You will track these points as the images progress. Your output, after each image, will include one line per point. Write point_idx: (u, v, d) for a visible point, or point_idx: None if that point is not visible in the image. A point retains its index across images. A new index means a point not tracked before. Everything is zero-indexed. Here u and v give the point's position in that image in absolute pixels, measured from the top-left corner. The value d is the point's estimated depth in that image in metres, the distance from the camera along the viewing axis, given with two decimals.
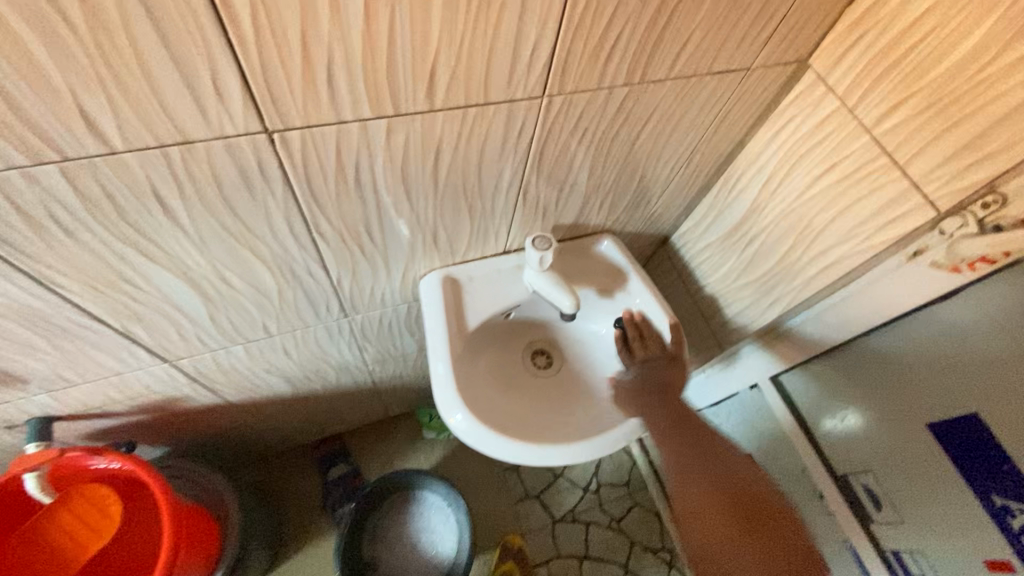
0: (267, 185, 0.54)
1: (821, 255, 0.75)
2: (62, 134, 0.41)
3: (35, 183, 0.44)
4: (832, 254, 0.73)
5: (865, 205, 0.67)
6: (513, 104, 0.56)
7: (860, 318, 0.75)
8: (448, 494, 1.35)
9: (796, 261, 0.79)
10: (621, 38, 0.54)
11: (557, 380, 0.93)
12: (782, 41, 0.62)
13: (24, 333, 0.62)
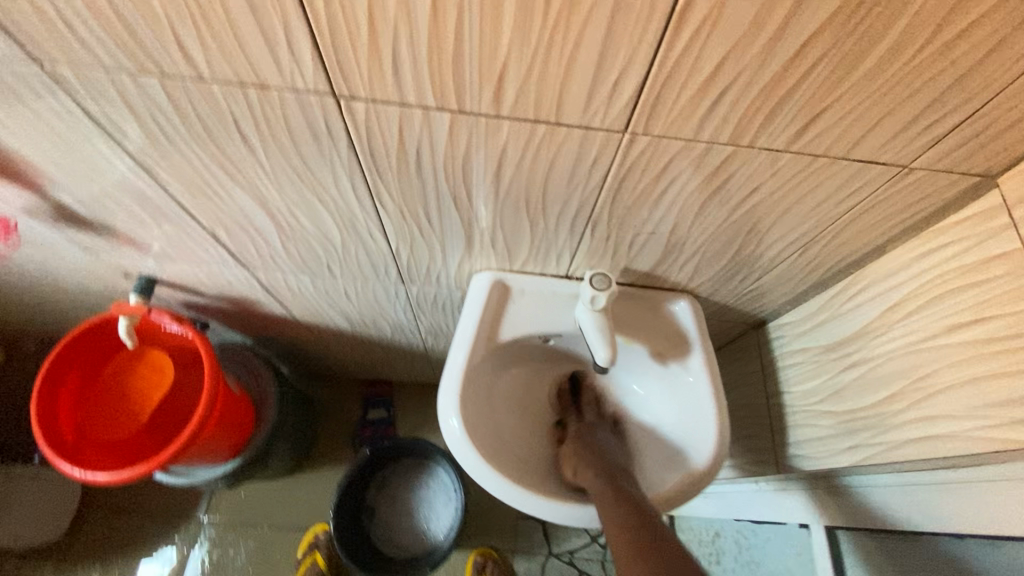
0: (333, 145, 0.56)
1: (926, 418, 0.58)
2: (161, 53, 0.46)
3: (142, 89, 0.50)
4: (940, 423, 0.57)
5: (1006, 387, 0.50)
6: (588, 132, 0.50)
7: (953, 516, 0.59)
8: (456, 480, 1.36)
9: (894, 411, 0.63)
10: (731, 93, 0.45)
11: (578, 424, 0.87)
12: (964, 142, 0.48)
13: (137, 208, 0.74)
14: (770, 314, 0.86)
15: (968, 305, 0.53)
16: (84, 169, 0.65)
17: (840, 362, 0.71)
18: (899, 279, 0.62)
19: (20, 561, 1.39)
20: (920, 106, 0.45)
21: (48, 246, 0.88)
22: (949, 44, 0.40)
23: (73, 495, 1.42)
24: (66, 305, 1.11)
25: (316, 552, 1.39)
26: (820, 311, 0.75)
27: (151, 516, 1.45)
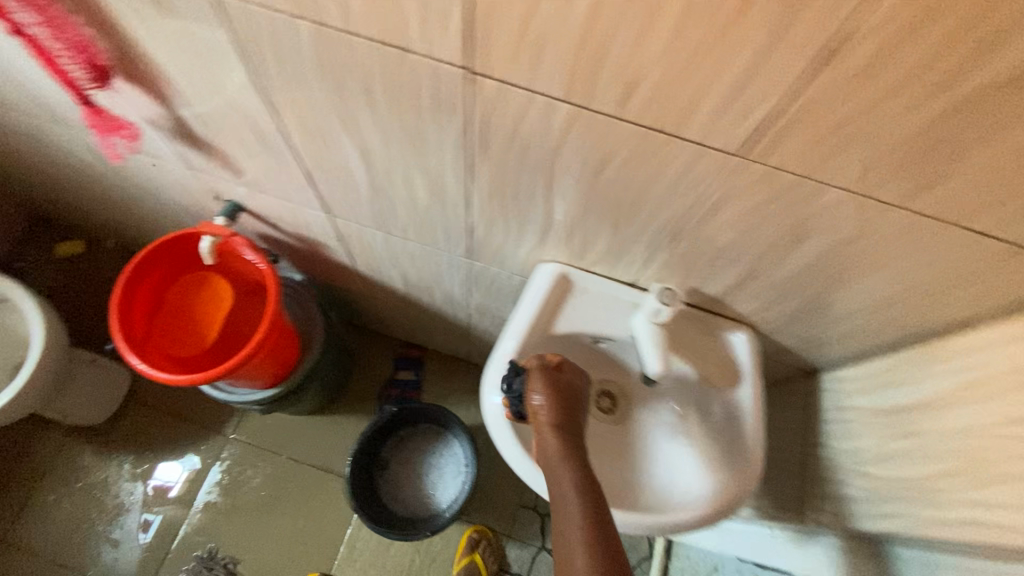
0: (448, 116, 0.59)
1: (974, 502, 0.58)
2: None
3: (293, 30, 0.54)
4: (988, 512, 0.56)
5: None
6: (701, 149, 0.51)
7: None
8: (470, 457, 1.40)
9: (941, 493, 0.62)
10: (857, 138, 0.45)
11: (610, 429, 0.88)
12: None
13: (247, 137, 0.79)
14: (827, 365, 0.85)
15: None
16: (213, 92, 0.70)
17: (888, 429, 0.71)
18: (975, 357, 0.61)
19: (66, 436, 1.51)
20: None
21: (156, 156, 0.94)
22: None
23: (121, 387, 1.53)
24: (151, 212, 1.19)
25: (314, 574, 1.40)
26: (879, 375, 0.75)
27: (184, 422, 1.55)
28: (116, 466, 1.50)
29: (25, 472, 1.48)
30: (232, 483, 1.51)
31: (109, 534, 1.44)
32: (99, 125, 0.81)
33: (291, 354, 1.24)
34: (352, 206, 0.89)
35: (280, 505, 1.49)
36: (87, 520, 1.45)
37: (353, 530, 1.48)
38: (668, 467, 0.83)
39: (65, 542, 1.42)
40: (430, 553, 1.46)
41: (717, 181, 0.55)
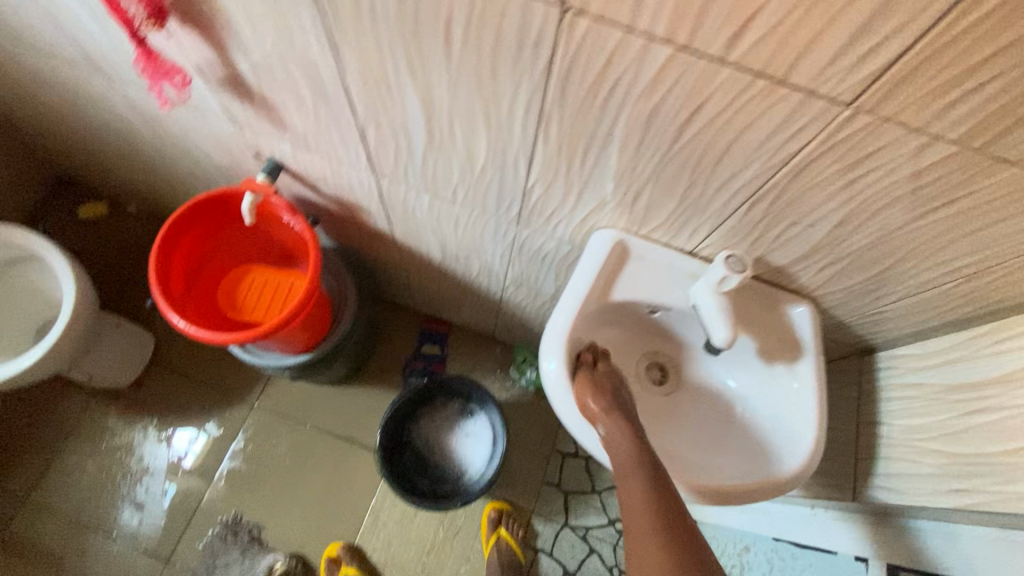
0: (534, 60, 0.56)
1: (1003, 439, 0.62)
2: None
3: None
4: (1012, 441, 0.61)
5: None
6: (808, 99, 0.48)
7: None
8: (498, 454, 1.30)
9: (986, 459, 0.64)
10: (982, 90, 0.43)
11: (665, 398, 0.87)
12: None
13: (303, 90, 0.78)
14: (901, 338, 0.80)
15: None
16: (274, 39, 0.69)
17: (963, 404, 0.68)
18: None
19: (89, 398, 1.51)
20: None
21: (198, 108, 0.93)
22: None
23: (147, 351, 1.55)
24: (189, 164, 1.20)
25: (343, 566, 1.38)
26: (955, 349, 0.72)
27: (212, 388, 1.56)
28: (142, 430, 1.50)
29: (47, 433, 1.47)
30: (256, 451, 1.51)
31: (135, 498, 1.44)
32: (150, 70, 0.76)
33: (324, 320, 1.25)
34: (391, 158, 0.86)
35: (303, 474, 1.49)
36: (113, 484, 1.45)
37: (378, 501, 1.48)
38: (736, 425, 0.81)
39: (91, 504, 1.43)
40: (454, 526, 1.47)
41: (793, 140, 0.53)
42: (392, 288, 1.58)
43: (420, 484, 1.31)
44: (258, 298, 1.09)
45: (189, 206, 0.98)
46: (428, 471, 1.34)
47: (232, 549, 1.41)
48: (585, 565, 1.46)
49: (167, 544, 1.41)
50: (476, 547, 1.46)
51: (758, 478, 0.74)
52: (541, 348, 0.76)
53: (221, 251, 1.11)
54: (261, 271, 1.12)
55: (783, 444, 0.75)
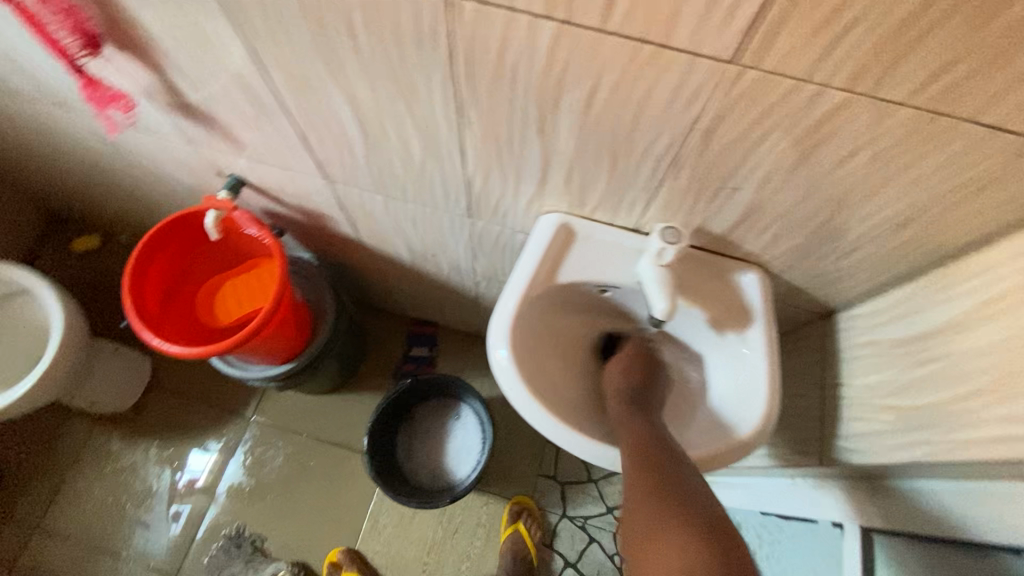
0: (436, 48, 0.57)
1: (949, 386, 0.61)
2: None
3: None
4: (955, 388, 0.60)
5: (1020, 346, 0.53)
6: (694, 59, 0.49)
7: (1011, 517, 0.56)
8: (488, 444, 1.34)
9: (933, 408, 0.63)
10: (856, 32, 0.42)
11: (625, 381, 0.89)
12: None
13: (243, 104, 0.80)
14: (856, 297, 0.79)
15: (1005, 281, 0.57)
16: (205, 57, 0.72)
17: (913, 356, 0.67)
18: (1006, 268, 0.57)
19: (93, 423, 1.56)
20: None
21: (155, 132, 0.96)
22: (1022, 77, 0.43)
23: (144, 375, 1.59)
24: (162, 188, 1.24)
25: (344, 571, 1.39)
26: (905, 302, 0.71)
27: (211, 405, 1.60)
28: (144, 451, 1.54)
29: (54, 459, 1.52)
30: (255, 464, 1.54)
31: (140, 517, 1.48)
32: (94, 96, 0.79)
33: (303, 328, 1.28)
34: (336, 161, 0.88)
35: (302, 483, 1.52)
36: (118, 505, 1.49)
37: (376, 503, 1.50)
38: (699, 400, 0.81)
39: (98, 527, 1.46)
40: (452, 524, 1.48)
41: (691, 103, 0.54)
42: (375, 294, 1.60)
43: (418, 479, 1.37)
44: (235, 309, 1.12)
45: (158, 227, 1.01)
46: (425, 468, 1.39)
47: (235, 561, 1.43)
48: (585, 555, 1.46)
49: (174, 561, 1.45)
50: (476, 543, 1.46)
51: (714, 447, 0.73)
52: (491, 333, 0.76)
53: (195, 268, 1.14)
54: (236, 284, 1.15)
55: (740, 410, 0.75)
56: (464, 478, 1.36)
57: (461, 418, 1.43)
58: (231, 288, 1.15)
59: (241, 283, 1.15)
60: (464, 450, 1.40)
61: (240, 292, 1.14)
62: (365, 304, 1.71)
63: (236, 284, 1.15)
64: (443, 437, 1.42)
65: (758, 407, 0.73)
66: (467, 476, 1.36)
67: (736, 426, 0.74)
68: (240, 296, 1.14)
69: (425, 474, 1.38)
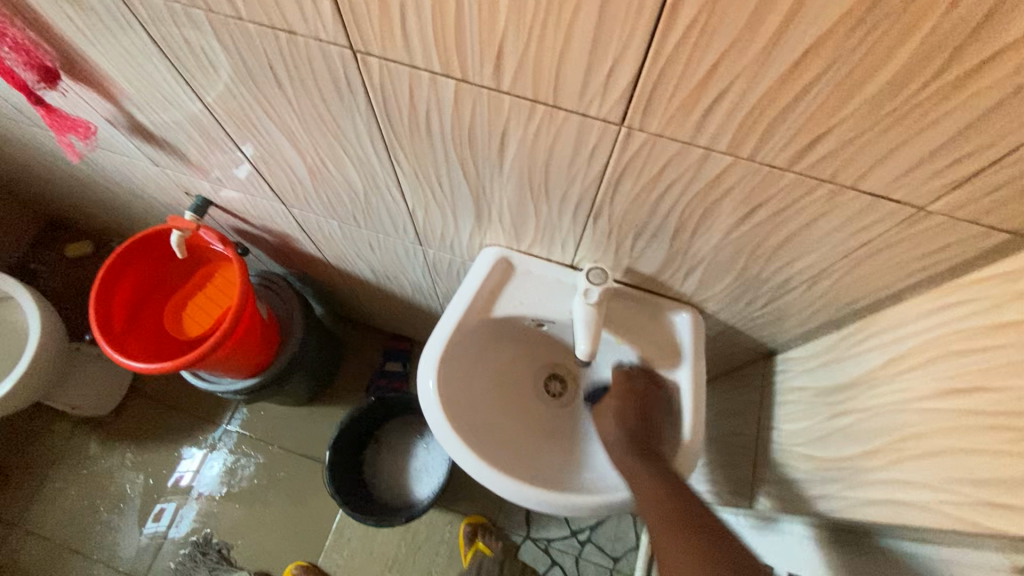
0: (353, 95, 0.59)
1: (861, 442, 0.61)
2: (236, 25, 0.55)
3: (213, 29, 0.57)
4: (866, 444, 0.60)
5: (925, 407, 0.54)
6: (585, 119, 0.50)
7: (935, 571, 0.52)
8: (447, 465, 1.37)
9: (845, 463, 0.62)
10: (726, 102, 0.43)
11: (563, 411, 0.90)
12: (951, 190, 0.44)
13: (196, 134, 0.84)
14: (790, 341, 0.79)
15: (912, 341, 0.57)
16: (153, 93, 0.75)
17: (832, 407, 0.67)
18: (912, 328, 0.57)
19: (74, 426, 1.60)
20: (898, 142, 0.42)
21: (122, 154, 0.99)
22: (893, 150, 0.43)
23: (124, 380, 1.63)
24: (138, 204, 1.28)
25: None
26: (828, 350, 0.71)
27: (188, 413, 1.63)
28: (121, 455, 1.58)
29: (35, 460, 1.56)
30: (226, 472, 1.56)
31: (113, 520, 1.51)
32: (57, 125, 0.82)
33: (271, 343, 1.30)
34: (289, 188, 0.90)
35: (271, 493, 1.54)
36: (92, 508, 1.52)
37: (342, 517, 1.52)
38: None
39: (72, 528, 1.50)
40: (415, 541, 1.49)
41: (593, 156, 0.55)
42: (351, 309, 1.63)
43: (381, 494, 1.38)
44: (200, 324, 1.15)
45: (124, 244, 1.04)
46: (386, 485, 1.40)
47: (200, 568, 1.46)
48: None
49: (142, 565, 1.47)
50: (437, 561, 1.47)
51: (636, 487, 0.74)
52: (421, 365, 0.77)
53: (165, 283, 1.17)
54: (203, 299, 1.18)
55: (664, 450, 0.76)
56: (423, 496, 1.38)
57: (425, 437, 1.45)
58: (198, 303, 1.18)
59: (208, 298, 1.18)
60: (426, 470, 1.42)
61: (206, 306, 1.17)
62: (343, 317, 1.73)
63: (203, 299, 1.18)
64: (407, 454, 1.44)
65: (674, 447, 0.74)
66: (426, 495, 1.37)
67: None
68: (206, 311, 1.17)
69: (385, 491, 1.39)
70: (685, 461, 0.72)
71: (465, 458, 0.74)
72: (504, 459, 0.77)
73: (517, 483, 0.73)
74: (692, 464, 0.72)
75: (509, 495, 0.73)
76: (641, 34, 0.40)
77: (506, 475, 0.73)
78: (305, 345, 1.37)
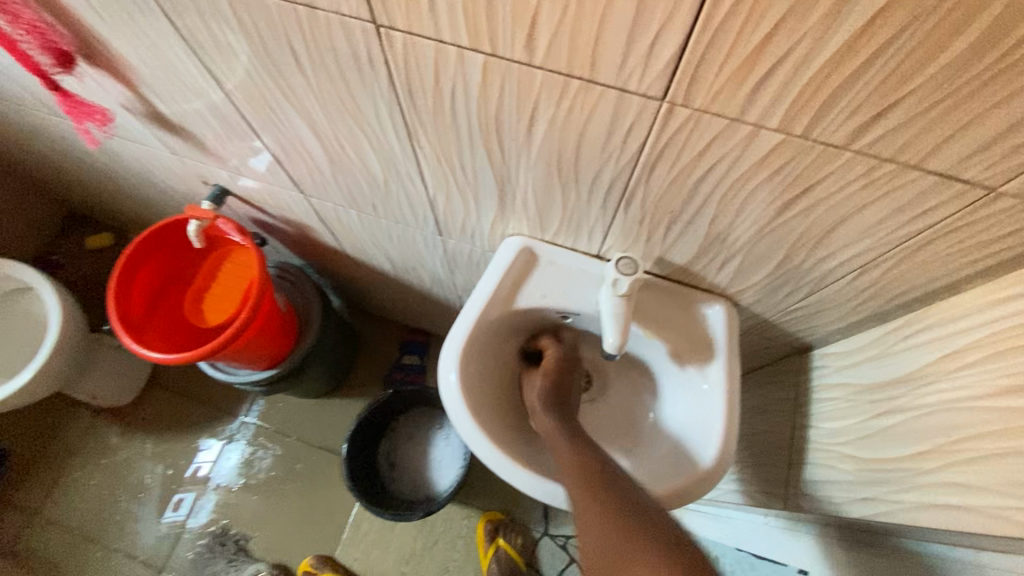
0: (375, 74, 0.56)
1: (911, 443, 0.57)
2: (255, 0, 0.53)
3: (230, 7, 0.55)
4: (916, 445, 0.56)
5: (987, 407, 0.50)
6: (623, 95, 0.47)
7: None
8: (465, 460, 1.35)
9: (892, 466, 0.59)
10: (781, 72, 0.40)
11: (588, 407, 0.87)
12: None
13: (213, 121, 0.82)
14: (829, 336, 0.75)
15: (971, 335, 0.53)
16: (170, 78, 0.73)
17: (877, 406, 0.63)
18: (971, 322, 0.53)
19: (95, 416, 1.61)
20: (974, 115, 0.38)
21: (140, 142, 0.98)
22: (967, 124, 0.39)
23: (143, 372, 1.63)
24: (156, 194, 1.27)
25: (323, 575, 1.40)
26: (873, 344, 0.67)
27: (206, 404, 1.63)
28: (140, 445, 1.59)
29: (57, 449, 1.58)
30: (244, 464, 1.57)
31: (133, 510, 1.52)
32: (74, 111, 0.81)
33: (288, 335, 1.29)
34: (306, 176, 0.88)
35: (288, 485, 1.54)
36: (112, 497, 1.53)
37: (359, 511, 1.51)
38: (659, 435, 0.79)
39: (93, 517, 1.51)
40: (432, 535, 1.48)
41: (629, 137, 0.52)
42: (367, 301, 1.61)
43: (398, 488, 1.37)
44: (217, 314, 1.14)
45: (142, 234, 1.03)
46: (403, 478, 1.39)
47: (218, 559, 1.46)
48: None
49: (161, 555, 1.48)
50: (454, 556, 1.45)
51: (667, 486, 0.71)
52: (442, 358, 0.75)
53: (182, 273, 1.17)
54: (220, 289, 1.17)
55: (695, 447, 0.72)
56: (441, 491, 1.36)
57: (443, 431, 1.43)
58: (215, 293, 1.17)
59: (225, 288, 1.17)
60: (443, 464, 1.40)
61: (223, 297, 1.16)
62: (359, 310, 1.72)
63: (220, 289, 1.17)
64: (424, 448, 1.42)
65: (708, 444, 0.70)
66: (444, 490, 1.36)
67: (688, 465, 0.71)
68: (223, 301, 1.16)
69: (403, 484, 1.38)
70: (717, 460, 0.69)
71: (487, 454, 0.72)
72: (528, 455, 0.74)
73: (541, 481, 0.70)
74: (725, 463, 0.69)
75: (534, 492, 0.71)
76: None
77: (529, 471, 0.71)
78: (322, 337, 1.36)
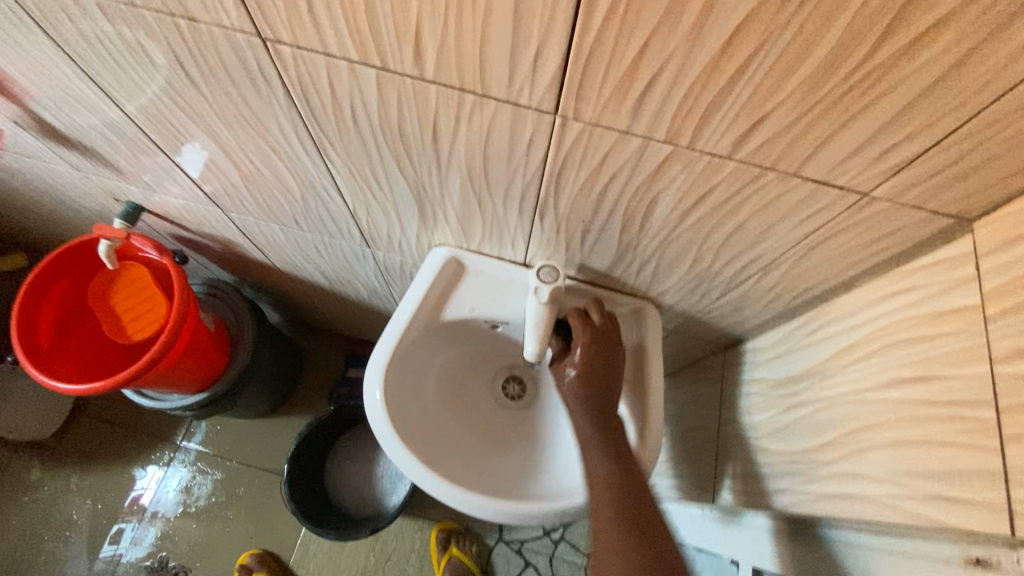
0: (269, 87, 0.54)
1: (816, 435, 0.60)
2: (132, 12, 0.50)
3: (105, 16, 0.51)
4: (820, 439, 0.59)
5: (875, 398, 0.52)
6: (517, 109, 0.47)
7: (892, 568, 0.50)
8: None
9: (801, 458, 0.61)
10: (659, 87, 0.40)
11: (522, 415, 0.87)
12: (890, 174, 0.43)
13: (114, 138, 0.77)
14: (748, 333, 0.77)
15: (864, 329, 0.55)
16: (57, 91, 0.68)
17: (788, 399, 0.66)
18: (862, 317, 0.56)
19: (11, 451, 1.50)
20: (837, 126, 0.40)
21: (37, 158, 0.92)
22: (831, 136, 0.41)
23: (65, 403, 1.53)
24: (66, 213, 1.19)
25: None
26: (785, 340, 0.69)
27: (139, 432, 1.55)
28: (65, 479, 1.48)
29: None
30: (181, 491, 1.49)
31: (58, 549, 1.42)
32: None
33: (219, 358, 1.23)
34: (220, 190, 0.84)
35: (231, 510, 1.47)
36: (35, 537, 1.42)
37: (307, 531, 1.46)
38: None
39: (13, 560, 1.40)
40: (384, 551, 1.44)
41: (530, 147, 0.52)
42: (309, 315, 1.56)
43: (345, 505, 1.34)
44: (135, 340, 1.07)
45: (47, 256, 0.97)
46: (351, 495, 1.36)
47: None
48: None
49: None
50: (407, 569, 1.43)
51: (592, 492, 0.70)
52: (366, 376, 0.73)
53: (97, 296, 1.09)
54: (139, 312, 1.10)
55: None
56: (390, 504, 1.34)
57: None
58: None
59: None
60: (391, 477, 1.37)
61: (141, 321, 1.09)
62: (301, 324, 1.66)
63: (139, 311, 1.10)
64: (371, 463, 1.39)
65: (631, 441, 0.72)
66: (393, 503, 1.33)
67: None
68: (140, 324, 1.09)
69: (352, 501, 1.35)
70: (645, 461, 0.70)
71: (415, 473, 0.70)
72: (456, 472, 0.73)
73: (471, 496, 0.69)
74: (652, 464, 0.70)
75: (465, 507, 0.70)
76: (564, 15, 0.37)
77: (458, 487, 0.70)
78: (257, 355, 1.31)
